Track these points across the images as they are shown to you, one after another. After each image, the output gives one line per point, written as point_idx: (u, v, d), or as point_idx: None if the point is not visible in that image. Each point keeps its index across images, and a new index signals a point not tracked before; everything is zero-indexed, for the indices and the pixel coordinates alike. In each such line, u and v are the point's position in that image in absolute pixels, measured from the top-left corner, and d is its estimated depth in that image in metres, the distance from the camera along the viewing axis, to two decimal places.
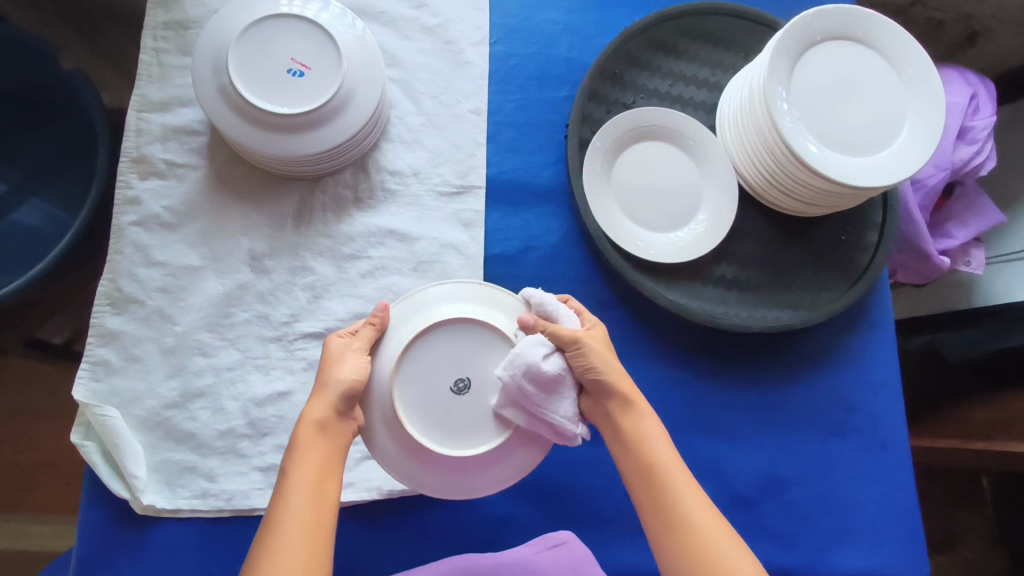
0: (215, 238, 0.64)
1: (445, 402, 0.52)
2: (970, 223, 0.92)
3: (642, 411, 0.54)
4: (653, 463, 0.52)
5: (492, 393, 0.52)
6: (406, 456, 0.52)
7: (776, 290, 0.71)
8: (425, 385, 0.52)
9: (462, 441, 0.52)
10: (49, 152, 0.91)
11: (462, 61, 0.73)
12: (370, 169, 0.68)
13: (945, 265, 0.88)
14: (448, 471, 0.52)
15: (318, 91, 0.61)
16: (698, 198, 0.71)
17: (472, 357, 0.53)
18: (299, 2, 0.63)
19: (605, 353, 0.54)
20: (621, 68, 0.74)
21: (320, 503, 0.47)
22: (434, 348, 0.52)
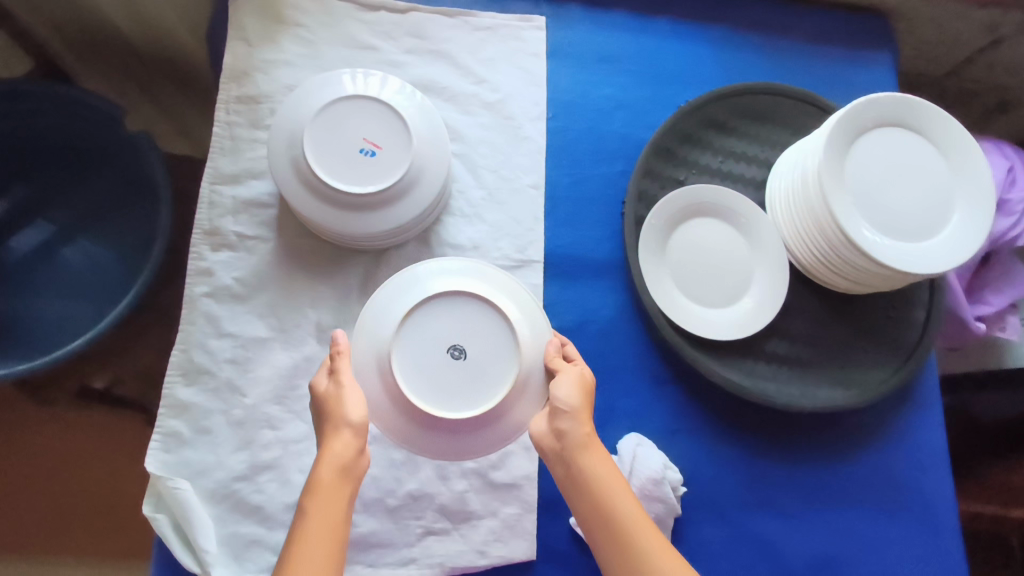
0: (283, 310, 0.65)
1: (450, 372, 0.56)
2: (1007, 291, 0.90)
3: (600, 454, 0.54)
4: (614, 508, 0.52)
5: (477, 345, 0.57)
6: (458, 434, 0.57)
7: (827, 368, 0.72)
8: (427, 372, 0.56)
9: (489, 391, 0.56)
10: (98, 196, 0.93)
11: (520, 136, 0.75)
12: (433, 242, 0.70)
13: (979, 332, 0.87)
14: (490, 421, 0.56)
15: (389, 170, 0.63)
16: (749, 273, 0.74)
17: (438, 330, 0.57)
18: (371, 86, 0.66)
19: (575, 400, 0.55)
20: (674, 144, 0.76)
21: (331, 550, 0.48)
22: (415, 338, 0.57)
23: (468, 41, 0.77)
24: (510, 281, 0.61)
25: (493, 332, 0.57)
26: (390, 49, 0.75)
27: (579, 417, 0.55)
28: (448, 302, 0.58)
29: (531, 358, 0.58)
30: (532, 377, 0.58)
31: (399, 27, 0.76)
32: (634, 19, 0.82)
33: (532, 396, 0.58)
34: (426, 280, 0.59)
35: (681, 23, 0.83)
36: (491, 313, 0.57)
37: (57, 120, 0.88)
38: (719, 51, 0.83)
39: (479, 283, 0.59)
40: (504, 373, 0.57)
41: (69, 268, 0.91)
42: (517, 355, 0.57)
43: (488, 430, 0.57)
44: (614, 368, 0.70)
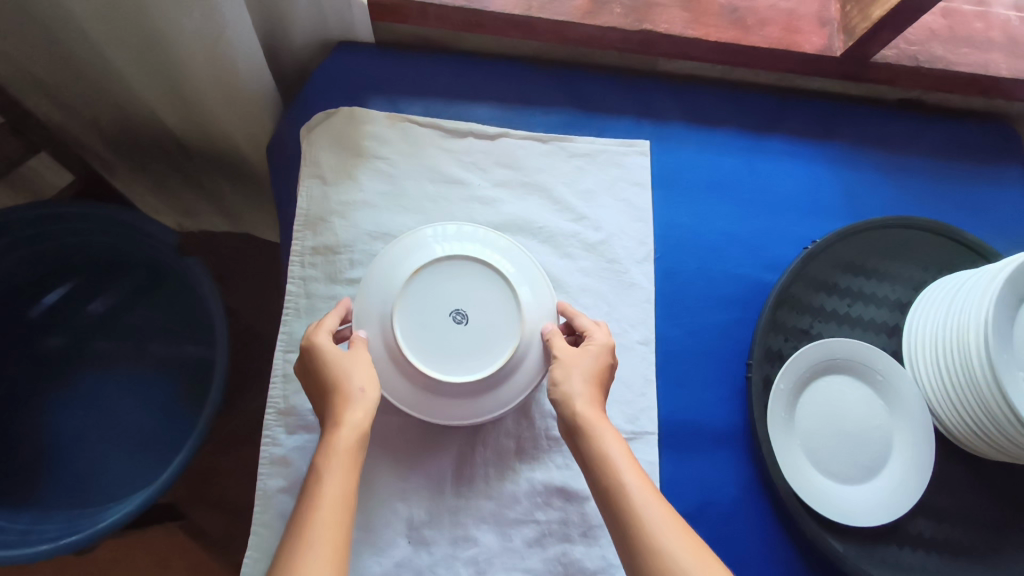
0: (368, 506, 0.57)
1: (457, 336, 0.54)
2: None
3: (603, 432, 0.51)
4: (612, 483, 0.48)
5: (480, 308, 0.55)
6: (467, 397, 0.54)
7: (982, 555, 0.63)
8: (428, 332, 0.54)
9: (495, 352, 0.54)
10: (129, 304, 0.84)
11: (627, 282, 0.67)
12: (534, 414, 0.62)
13: None
14: (499, 382, 0.55)
15: (493, 346, 0.54)
16: (890, 440, 0.64)
17: (438, 297, 0.55)
18: (456, 241, 0.58)
19: (574, 377, 0.54)
20: (798, 290, 0.68)
21: (342, 515, 0.44)
22: (418, 298, 0.55)
23: (564, 170, 0.70)
24: (524, 257, 0.59)
25: (501, 299, 0.56)
26: (478, 182, 0.68)
27: (583, 396, 0.53)
28: (448, 267, 0.56)
29: (533, 334, 0.56)
30: (535, 346, 0.56)
31: (488, 156, 0.69)
32: (743, 138, 0.74)
33: (536, 360, 0.56)
34: (438, 242, 0.57)
35: (795, 142, 0.75)
36: (491, 275, 0.56)
37: (89, 228, 0.77)
38: (838, 172, 0.74)
39: (481, 251, 0.58)
40: (506, 341, 0.55)
41: (95, 391, 0.80)
42: (523, 328, 0.55)
43: (499, 390, 0.55)
44: (743, 559, 0.61)
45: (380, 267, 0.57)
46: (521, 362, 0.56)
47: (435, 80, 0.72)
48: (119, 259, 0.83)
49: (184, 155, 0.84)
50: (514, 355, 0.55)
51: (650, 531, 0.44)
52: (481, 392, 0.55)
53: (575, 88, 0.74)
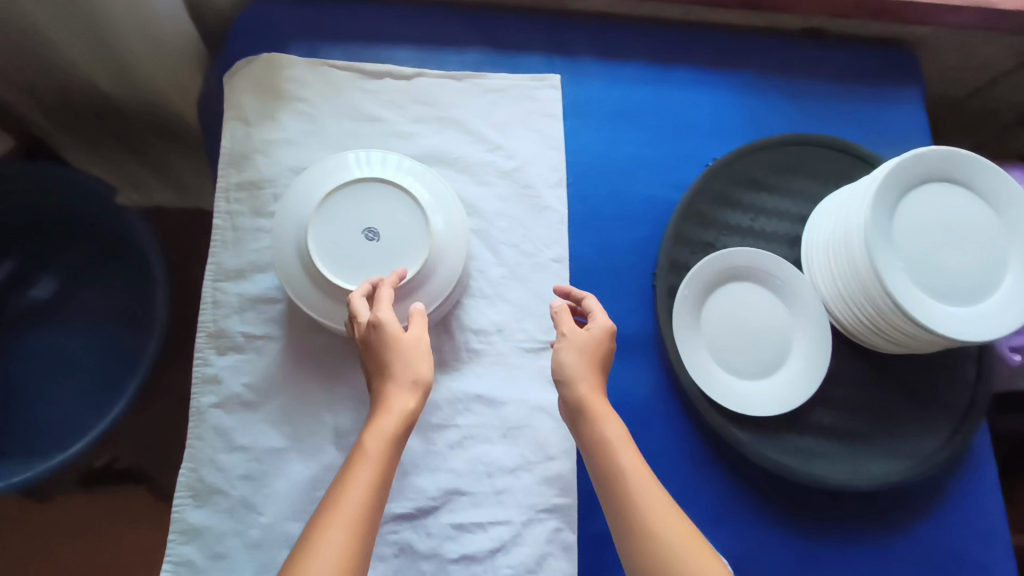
0: (298, 417, 0.61)
1: (370, 252, 0.58)
2: None
3: (604, 416, 0.54)
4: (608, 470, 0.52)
5: (390, 224, 0.59)
6: (381, 307, 0.58)
7: (877, 438, 0.68)
8: (342, 251, 0.58)
9: (406, 263, 0.58)
10: (76, 266, 0.87)
11: (540, 206, 0.70)
12: (454, 328, 0.66)
13: None
14: (412, 292, 0.59)
15: (403, 258, 0.58)
16: (789, 340, 0.69)
17: (349, 217, 0.58)
18: (366, 164, 0.61)
19: (579, 359, 0.56)
20: (703, 205, 0.72)
21: (369, 501, 0.46)
22: (330, 219, 0.58)
23: (479, 105, 0.73)
24: (434, 179, 0.63)
25: (410, 215, 0.59)
26: (397, 119, 0.71)
27: (582, 378, 0.56)
28: (357, 189, 0.59)
29: (444, 248, 0.60)
30: (444, 258, 0.60)
31: (405, 94, 0.72)
32: (652, 69, 0.77)
33: (446, 272, 0.60)
34: (350, 167, 0.60)
35: (701, 70, 0.78)
36: (399, 194, 0.60)
37: (31, 195, 0.82)
38: (743, 97, 0.78)
39: (390, 172, 0.61)
40: (416, 253, 0.58)
41: (47, 350, 0.83)
42: (430, 241, 0.59)
43: (414, 299, 0.59)
44: (654, 454, 0.66)
45: (294, 194, 0.60)
46: (431, 273, 0.59)
47: (353, 27, 0.75)
48: (62, 227, 0.87)
49: (121, 118, 0.86)
50: (425, 266, 0.58)
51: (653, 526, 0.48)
52: (392, 302, 0.58)
53: (489, 29, 0.77)
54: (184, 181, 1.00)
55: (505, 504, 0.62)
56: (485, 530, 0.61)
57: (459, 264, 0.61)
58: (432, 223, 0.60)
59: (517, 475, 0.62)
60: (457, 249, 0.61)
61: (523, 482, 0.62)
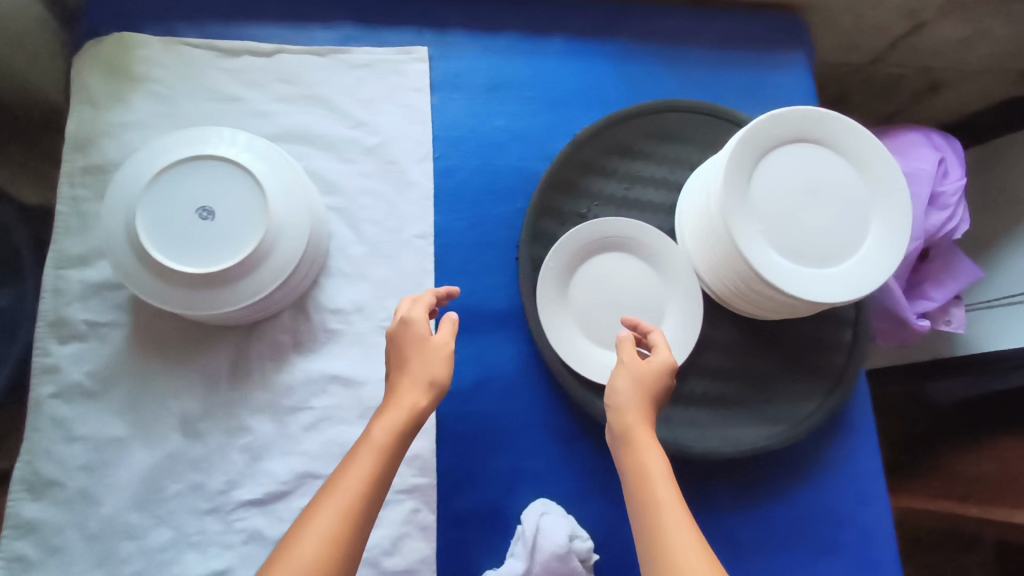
0: (143, 405, 0.60)
1: (204, 232, 0.56)
2: (945, 283, 0.98)
3: (643, 443, 0.50)
4: (650, 499, 0.47)
5: (226, 201, 0.57)
6: (218, 288, 0.56)
7: (752, 405, 0.68)
8: (174, 231, 0.56)
9: (242, 241, 0.56)
10: None
11: (404, 181, 0.68)
12: (310, 309, 0.64)
13: (924, 329, 0.95)
14: (251, 270, 0.57)
15: (240, 236, 0.57)
16: (662, 309, 0.68)
17: (181, 196, 0.56)
18: (202, 141, 0.59)
19: (631, 386, 0.54)
20: (573, 176, 0.70)
21: (368, 495, 0.44)
22: (160, 200, 0.56)
23: (343, 80, 0.70)
24: (279, 157, 0.60)
25: (247, 193, 0.57)
26: (256, 98, 0.68)
27: (628, 408, 0.53)
28: (191, 167, 0.57)
29: (283, 227, 0.58)
30: (284, 235, 0.58)
31: (265, 74, 0.69)
32: (526, 38, 0.75)
33: (288, 250, 0.59)
34: (183, 146, 0.58)
35: (576, 39, 0.77)
36: (236, 170, 0.57)
37: None
38: (620, 67, 0.77)
39: (228, 147, 0.59)
40: (253, 230, 0.57)
41: None
42: (269, 218, 0.57)
43: (254, 277, 0.57)
44: (519, 429, 0.64)
45: (124, 175, 0.57)
46: (271, 250, 0.58)
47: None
48: None
49: None
50: (263, 243, 0.57)
51: (665, 533, 0.44)
52: (227, 284, 0.57)
53: None
54: (39, 147, 0.81)
55: None
56: None
57: (303, 241, 0.60)
58: (270, 199, 0.58)
59: None
60: (301, 226, 0.60)
61: None
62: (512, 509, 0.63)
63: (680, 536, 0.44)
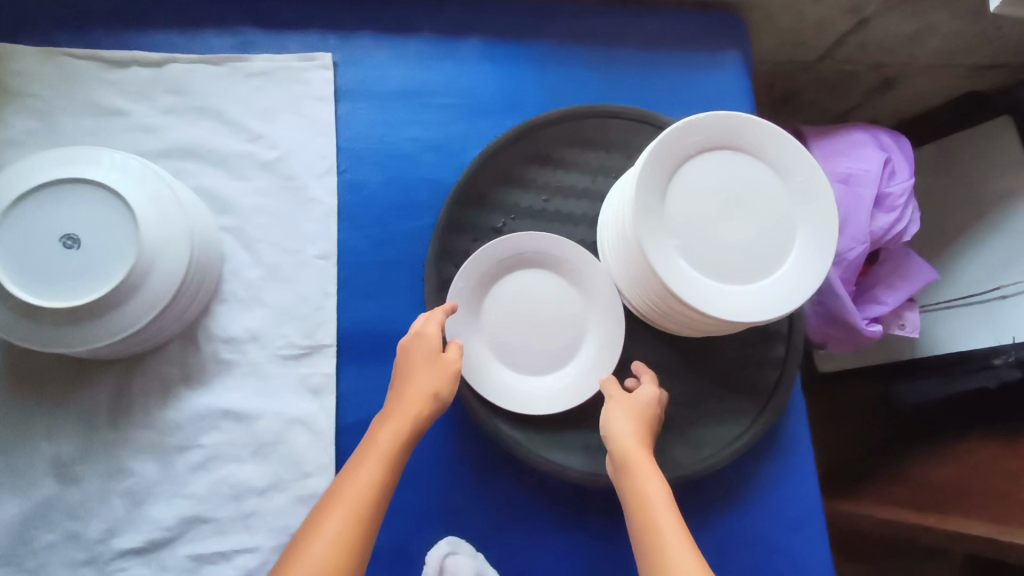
0: (12, 449, 0.55)
1: (68, 262, 0.52)
2: (897, 287, 0.94)
3: (643, 470, 0.52)
4: (647, 523, 0.48)
5: (92, 228, 0.52)
6: (83, 323, 0.52)
7: (678, 427, 0.64)
8: (34, 263, 0.51)
9: (109, 271, 0.52)
10: None
11: (304, 198, 0.64)
12: (200, 339, 0.60)
13: (875, 335, 0.91)
14: (120, 302, 0.52)
15: (107, 265, 0.52)
16: (582, 328, 0.63)
17: (41, 223, 0.52)
18: (67, 160, 0.54)
19: (625, 416, 0.56)
20: (486, 188, 0.66)
21: (375, 502, 0.47)
22: (18, 229, 0.52)
23: (239, 90, 0.66)
24: (153, 175, 0.56)
25: (116, 218, 0.53)
26: (144, 111, 0.64)
27: (628, 437, 0.54)
28: (53, 191, 0.53)
29: (158, 250, 0.53)
30: (159, 262, 0.54)
31: (153, 84, 0.65)
32: (440, 42, 0.71)
33: (165, 278, 0.54)
34: (44, 167, 0.53)
35: (494, 41, 0.72)
36: (103, 192, 0.53)
37: None
38: (542, 71, 0.73)
39: (95, 167, 0.54)
40: (122, 259, 0.52)
41: None
42: (138, 244, 0.52)
43: (125, 310, 0.53)
44: (428, 460, 0.62)
45: None
46: (143, 280, 0.53)
47: (96, 6, 0.67)
48: None
49: None
50: (132, 273, 0.52)
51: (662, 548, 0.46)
52: (96, 318, 0.52)
53: (257, 3, 0.69)
54: None
55: (253, 530, 0.56)
56: (229, 560, 0.56)
57: (184, 267, 0.56)
58: (140, 224, 0.53)
59: (267, 496, 0.57)
60: (182, 252, 0.56)
61: (274, 504, 0.57)
62: (418, 548, 0.60)
63: (675, 550, 0.46)
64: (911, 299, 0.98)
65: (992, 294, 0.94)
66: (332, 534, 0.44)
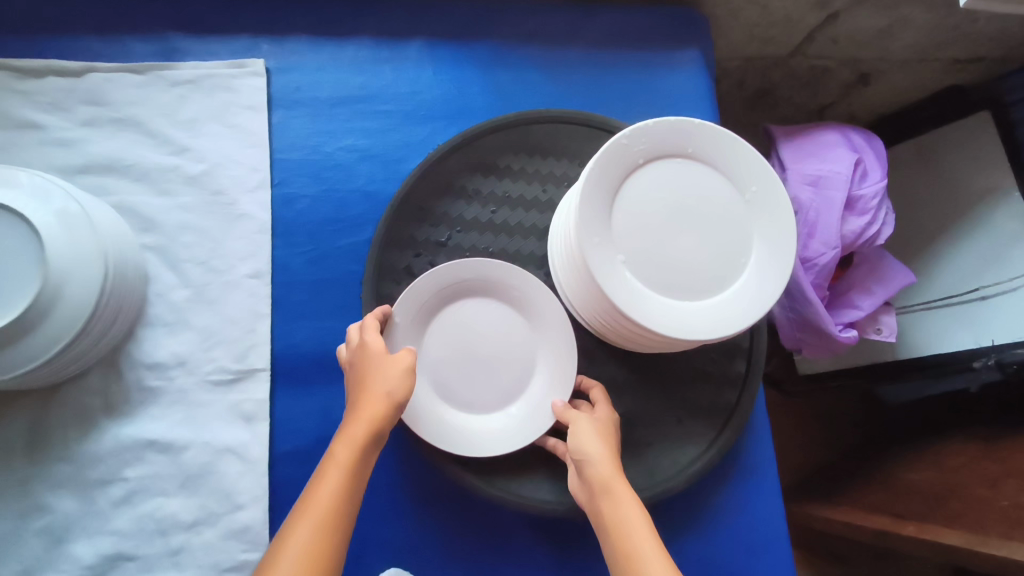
0: None
1: None
2: (874, 292, 0.91)
3: (621, 494, 0.50)
4: (636, 556, 0.46)
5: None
6: None
7: (633, 449, 0.62)
8: None
9: (14, 300, 0.49)
10: None
11: (235, 213, 0.61)
12: (123, 365, 0.57)
13: (850, 341, 0.88)
14: (25, 332, 0.49)
15: (12, 293, 0.49)
16: (532, 355, 0.61)
17: None
18: None
19: (594, 437, 0.53)
20: (429, 200, 0.63)
21: (338, 515, 0.45)
22: None
23: (163, 100, 0.63)
24: (65, 194, 0.53)
25: (23, 243, 0.50)
26: (60, 124, 0.61)
27: (600, 460, 0.52)
28: None
29: (65, 274, 0.50)
30: (68, 288, 0.50)
31: (71, 95, 0.61)
32: (381, 46, 0.68)
33: (77, 305, 0.51)
34: None
35: (437, 44, 0.69)
36: (10, 216, 0.50)
37: None
38: (490, 74, 0.69)
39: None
40: (28, 286, 0.49)
41: None
42: (44, 269, 0.49)
43: (31, 340, 0.50)
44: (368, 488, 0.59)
45: None
46: (52, 307, 0.50)
47: (11, 14, 0.63)
48: None
49: None
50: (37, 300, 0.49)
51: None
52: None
53: (183, 7, 0.65)
54: None
55: (182, 567, 0.53)
56: None
57: (100, 292, 0.53)
58: (48, 249, 0.50)
59: (196, 530, 0.54)
60: (97, 276, 0.53)
61: (202, 540, 0.54)
62: None
63: None
64: (887, 303, 0.95)
65: (969, 296, 0.91)
66: (297, 552, 0.43)
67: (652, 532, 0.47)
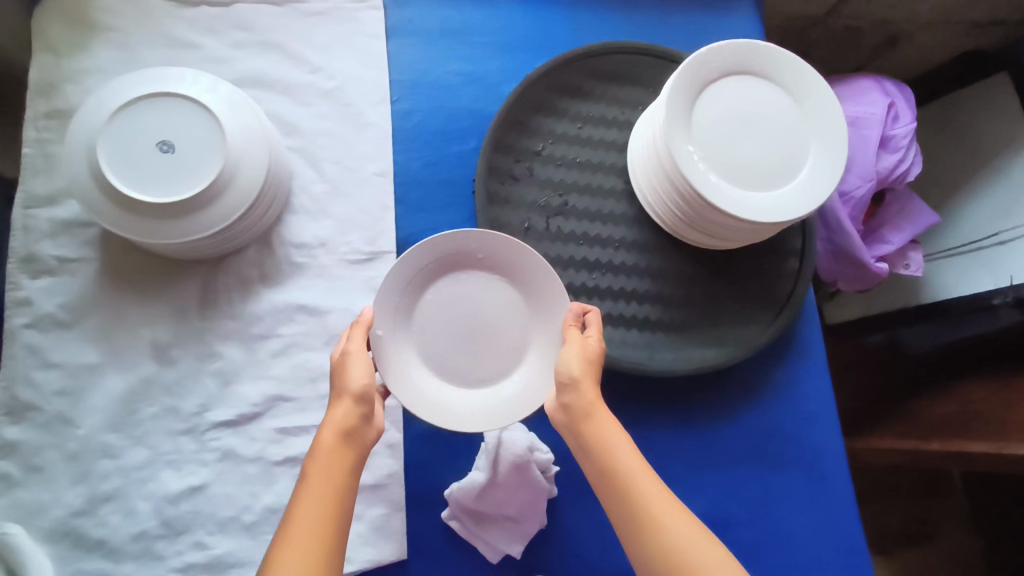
0: (116, 333, 0.62)
1: (163, 164, 0.59)
2: (903, 227, 1.00)
3: (604, 420, 0.52)
4: (627, 492, 0.49)
5: (185, 134, 0.59)
6: (179, 216, 0.59)
7: (702, 329, 0.71)
8: (133, 163, 0.58)
9: (201, 173, 0.59)
10: None
11: (363, 122, 0.71)
12: (275, 244, 0.67)
13: (881, 273, 0.97)
14: (211, 200, 0.59)
15: (199, 167, 0.59)
16: (513, 311, 0.60)
17: (140, 129, 0.59)
18: (162, 78, 0.61)
19: (582, 359, 0.55)
20: (526, 115, 0.73)
21: (326, 528, 0.46)
22: (120, 133, 0.58)
23: (299, 27, 0.73)
24: (236, 93, 0.63)
25: (205, 127, 0.60)
26: (214, 44, 0.71)
27: (581, 386, 0.53)
28: (151, 103, 0.60)
29: (241, 156, 0.60)
30: (243, 169, 0.61)
31: (223, 21, 0.72)
32: None
33: (248, 183, 0.61)
34: (142, 83, 0.60)
35: None
36: (194, 105, 0.60)
37: None
38: (574, 13, 0.79)
39: (187, 84, 0.61)
40: (212, 161, 0.59)
41: None
42: (226, 149, 0.59)
43: (214, 208, 0.60)
44: None
45: (87, 110, 0.59)
46: (231, 182, 0.60)
47: None
48: None
49: None
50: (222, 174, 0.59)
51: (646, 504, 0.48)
52: (191, 213, 0.59)
53: None
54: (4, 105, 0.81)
55: None
56: (309, 433, 0.62)
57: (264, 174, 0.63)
58: (228, 133, 0.60)
59: None
60: (261, 160, 0.62)
61: None
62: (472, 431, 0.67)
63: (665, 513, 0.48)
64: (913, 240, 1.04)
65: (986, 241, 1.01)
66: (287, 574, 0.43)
67: (637, 458, 0.51)
